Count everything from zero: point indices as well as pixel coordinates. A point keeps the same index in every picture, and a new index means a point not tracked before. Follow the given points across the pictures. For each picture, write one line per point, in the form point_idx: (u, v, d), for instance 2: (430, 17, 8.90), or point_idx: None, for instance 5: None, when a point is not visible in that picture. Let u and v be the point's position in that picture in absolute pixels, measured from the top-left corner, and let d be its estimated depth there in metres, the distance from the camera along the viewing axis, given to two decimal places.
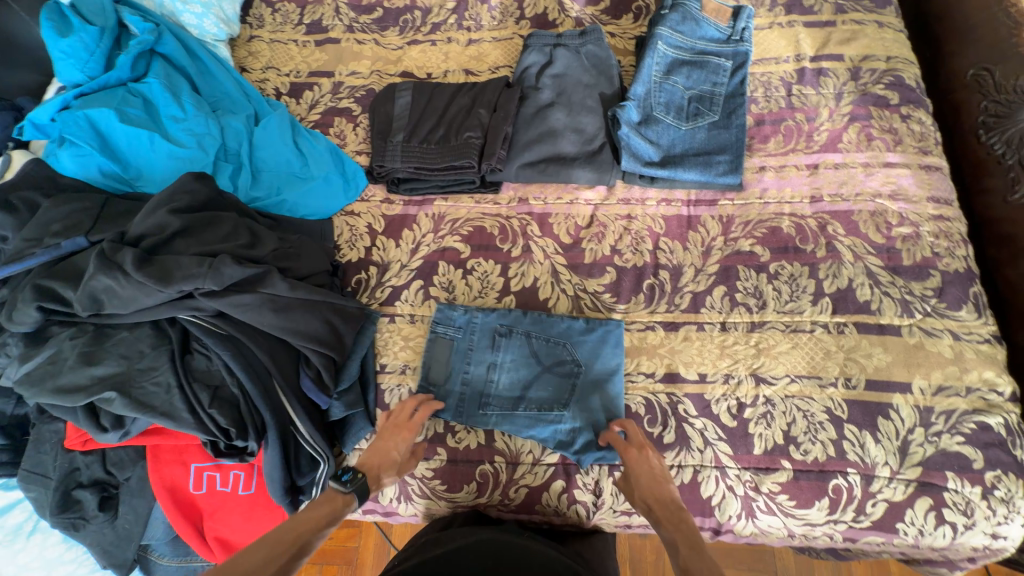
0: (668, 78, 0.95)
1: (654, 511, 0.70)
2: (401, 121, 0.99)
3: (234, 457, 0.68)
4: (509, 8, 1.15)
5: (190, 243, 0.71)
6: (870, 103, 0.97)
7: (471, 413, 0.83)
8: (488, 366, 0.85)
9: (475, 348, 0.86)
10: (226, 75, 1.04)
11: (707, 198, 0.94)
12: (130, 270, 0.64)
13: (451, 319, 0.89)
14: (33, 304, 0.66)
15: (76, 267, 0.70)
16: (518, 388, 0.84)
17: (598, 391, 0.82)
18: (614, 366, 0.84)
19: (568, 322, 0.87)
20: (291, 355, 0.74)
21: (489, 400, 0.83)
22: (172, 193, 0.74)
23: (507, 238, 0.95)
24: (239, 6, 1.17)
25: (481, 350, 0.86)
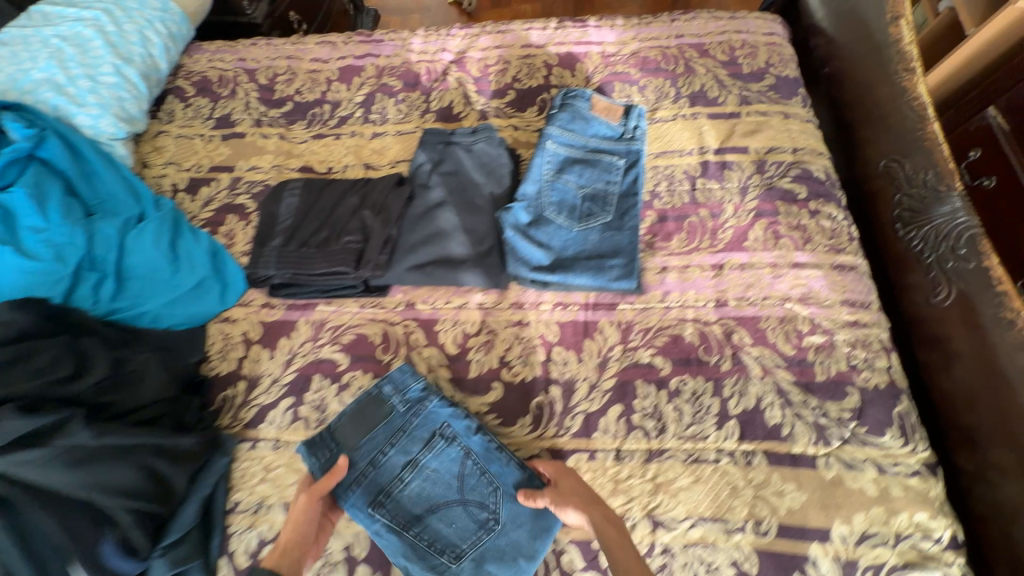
0: (560, 176, 0.90)
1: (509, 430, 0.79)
2: (284, 224, 0.94)
3: None
4: (415, 102, 1.14)
5: None
6: (777, 197, 0.93)
7: (359, 505, 0.71)
8: (408, 462, 0.74)
9: (407, 434, 0.75)
10: (112, 175, 1.00)
11: (606, 301, 0.87)
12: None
13: (408, 386, 0.78)
14: None
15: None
16: (423, 505, 0.72)
17: (503, 563, 0.68)
18: (532, 553, 0.69)
19: (515, 466, 0.73)
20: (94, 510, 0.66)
21: (388, 500, 0.71)
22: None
23: (389, 348, 0.87)
24: (148, 103, 1.17)
25: (412, 442, 0.75)
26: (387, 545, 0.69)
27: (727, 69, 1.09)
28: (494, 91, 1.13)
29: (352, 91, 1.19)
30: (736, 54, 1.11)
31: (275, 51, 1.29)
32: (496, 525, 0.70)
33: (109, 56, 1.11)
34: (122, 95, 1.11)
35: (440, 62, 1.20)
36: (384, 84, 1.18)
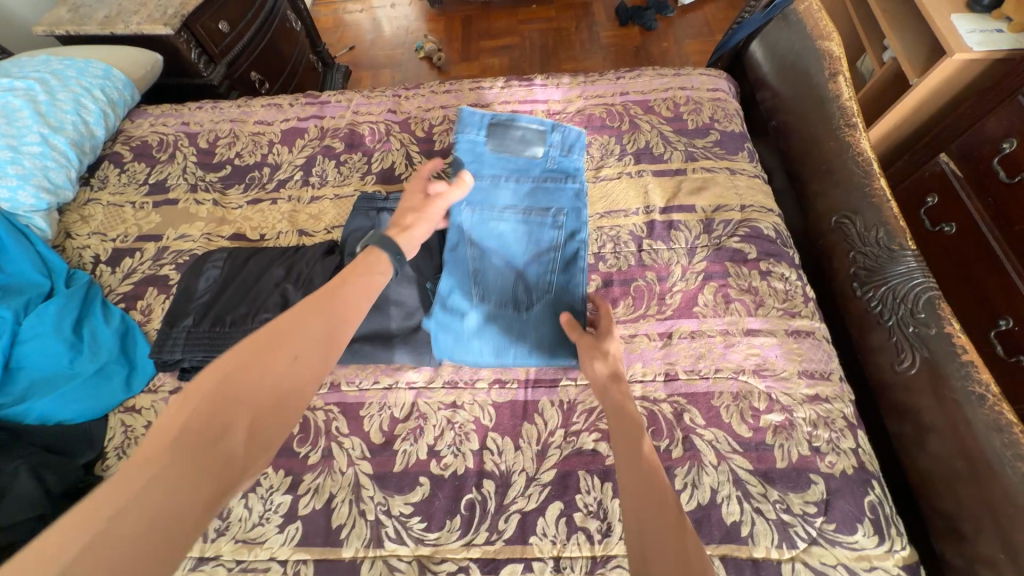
0: (498, 238, 0.83)
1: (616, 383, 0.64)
2: (201, 301, 0.87)
3: None
4: (357, 163, 1.10)
5: None
6: (726, 258, 0.88)
7: (472, 190, 0.85)
8: (520, 210, 0.84)
9: (537, 200, 0.85)
10: (22, 250, 0.93)
11: (547, 377, 0.81)
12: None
13: (564, 169, 0.87)
14: None
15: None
16: (497, 242, 0.83)
17: (511, 336, 0.78)
18: (543, 350, 0.77)
19: (584, 283, 0.80)
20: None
21: (490, 213, 0.84)
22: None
23: (307, 439, 0.78)
24: (77, 171, 1.13)
25: (534, 209, 0.85)
26: (474, 164, 0.87)
27: (672, 126, 1.07)
28: (437, 151, 1.10)
29: (294, 153, 1.16)
30: (681, 110, 1.10)
31: (219, 114, 1.27)
32: (525, 311, 0.79)
33: (37, 125, 1.06)
34: (47, 165, 1.06)
35: (385, 123, 1.18)
36: (326, 146, 1.15)
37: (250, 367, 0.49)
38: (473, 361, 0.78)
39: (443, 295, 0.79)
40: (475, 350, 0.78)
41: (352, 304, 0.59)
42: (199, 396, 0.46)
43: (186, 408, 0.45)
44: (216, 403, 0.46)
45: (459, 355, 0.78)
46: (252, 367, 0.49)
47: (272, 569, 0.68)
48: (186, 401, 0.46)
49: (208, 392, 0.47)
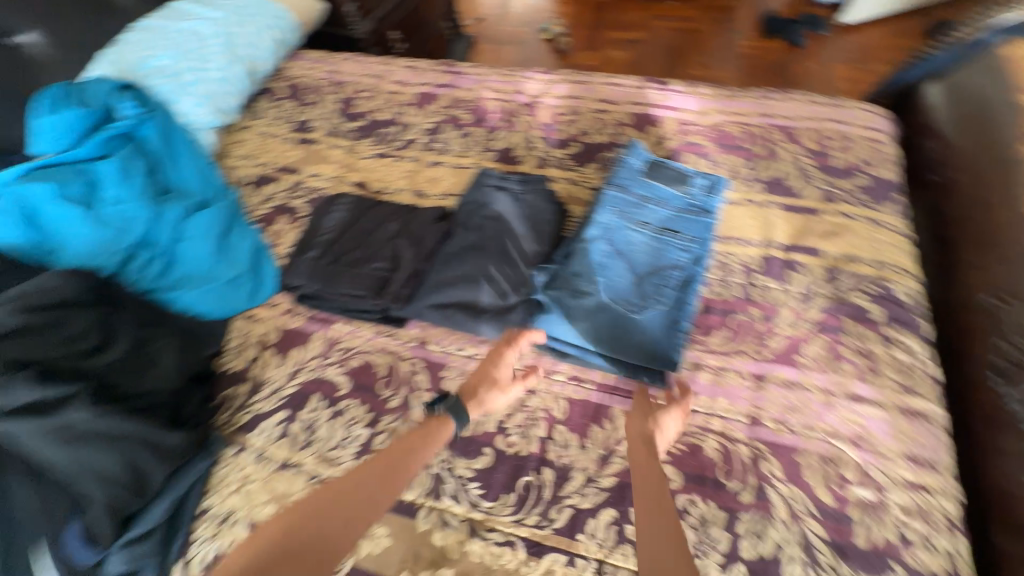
0: (618, 247, 0.81)
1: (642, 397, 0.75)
2: (324, 237, 0.96)
3: None
4: (480, 138, 1.15)
5: (22, 347, 0.69)
6: (845, 313, 0.81)
7: (611, 188, 0.85)
8: (651, 221, 0.83)
9: (670, 220, 0.83)
10: (192, 162, 1.08)
11: (625, 387, 0.80)
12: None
13: (708, 198, 0.85)
14: None
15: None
16: (618, 242, 0.82)
17: (607, 333, 0.77)
18: (633, 354, 0.76)
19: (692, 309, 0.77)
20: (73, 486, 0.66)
21: (620, 214, 0.83)
22: (33, 292, 0.74)
23: (391, 383, 0.85)
24: (242, 99, 1.28)
25: (665, 228, 0.82)
26: (628, 165, 0.87)
27: (813, 160, 1.00)
28: (558, 139, 1.11)
29: (423, 117, 1.23)
30: (827, 145, 1.01)
31: (364, 68, 1.37)
32: (635, 311, 0.77)
33: (221, 54, 1.23)
34: (223, 89, 1.22)
35: (512, 103, 1.20)
36: (454, 116, 1.20)
37: (302, 525, 0.59)
38: (574, 341, 0.78)
39: (569, 264, 0.82)
40: (581, 329, 0.77)
41: (407, 460, 0.68)
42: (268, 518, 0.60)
43: (239, 561, 0.56)
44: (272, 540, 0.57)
45: (564, 332, 0.78)
46: (304, 526, 0.59)
47: None
48: (247, 550, 0.57)
49: (263, 545, 0.57)
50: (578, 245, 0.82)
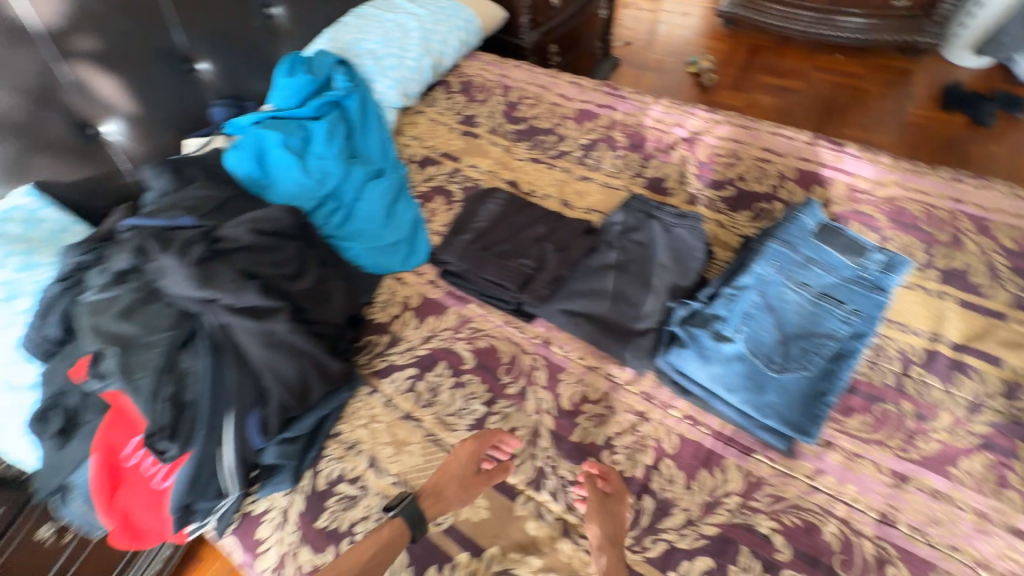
0: (772, 301, 0.80)
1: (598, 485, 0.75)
2: (478, 224, 1.05)
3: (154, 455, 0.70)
4: (633, 163, 1.18)
5: (249, 259, 0.83)
6: (1020, 437, 0.73)
7: (777, 242, 0.83)
8: (814, 285, 0.80)
9: (836, 289, 0.80)
10: (378, 135, 1.24)
11: (743, 442, 0.78)
12: (183, 265, 0.76)
13: (884, 276, 0.80)
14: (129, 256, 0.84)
15: (163, 240, 0.86)
16: (774, 297, 0.80)
17: (741, 382, 0.76)
18: (764, 412, 0.74)
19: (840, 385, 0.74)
20: (261, 382, 0.77)
21: (782, 270, 0.81)
22: (262, 216, 0.88)
23: (512, 372, 0.91)
24: (423, 87, 1.43)
25: (828, 295, 0.79)
26: (798, 222, 0.85)
27: (1007, 261, 0.90)
28: (712, 180, 1.11)
29: (580, 132, 1.29)
30: None
31: (532, 77, 1.47)
32: (774, 370, 0.76)
33: (418, 47, 1.40)
34: (412, 76, 1.38)
35: (671, 135, 1.22)
36: (610, 136, 1.25)
37: None
38: (703, 382, 0.78)
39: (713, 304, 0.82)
40: (713, 373, 0.77)
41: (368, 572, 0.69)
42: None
43: None
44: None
45: (694, 371, 0.78)
46: None
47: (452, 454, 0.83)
48: None
49: None
50: (727, 291, 0.82)
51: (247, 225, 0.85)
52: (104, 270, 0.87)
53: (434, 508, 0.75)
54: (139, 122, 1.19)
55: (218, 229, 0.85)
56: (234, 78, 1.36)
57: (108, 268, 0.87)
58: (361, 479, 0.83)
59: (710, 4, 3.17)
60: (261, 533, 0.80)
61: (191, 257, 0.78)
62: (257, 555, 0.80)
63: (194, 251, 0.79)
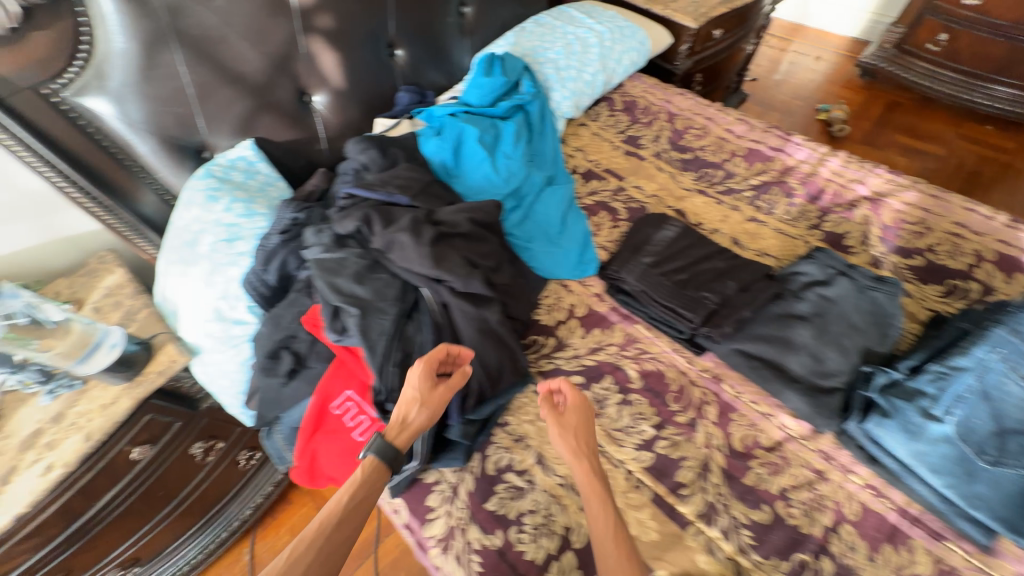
0: (996, 390, 0.76)
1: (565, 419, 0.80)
2: (654, 248, 1.07)
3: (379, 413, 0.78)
4: (809, 213, 1.16)
5: (465, 247, 0.89)
6: None
7: (1001, 331, 0.80)
8: None
9: None
10: (553, 143, 1.28)
11: (933, 525, 0.76)
12: (418, 244, 0.84)
13: None
14: (356, 221, 0.91)
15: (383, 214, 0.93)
16: (997, 386, 0.77)
17: (948, 466, 0.74)
18: (974, 502, 0.72)
19: None
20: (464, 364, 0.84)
21: (1008, 360, 0.78)
22: (477, 207, 0.94)
23: (680, 400, 0.92)
24: (591, 101, 1.47)
25: None
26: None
27: None
28: (898, 246, 1.08)
29: (750, 172, 1.28)
30: None
31: (698, 108, 1.47)
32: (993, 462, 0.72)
33: (596, 62, 1.44)
34: (586, 89, 1.42)
35: (851, 191, 1.19)
36: (784, 182, 1.23)
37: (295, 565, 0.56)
38: (903, 457, 0.76)
39: (919, 382, 0.80)
40: (918, 450, 0.75)
41: (362, 503, 0.65)
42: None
43: None
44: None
45: (896, 444, 0.77)
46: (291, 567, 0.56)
47: (619, 469, 0.85)
48: None
49: None
50: (939, 368, 0.80)
51: (463, 212, 0.91)
52: (325, 230, 0.95)
53: (403, 438, 0.71)
54: (342, 96, 1.29)
55: (436, 213, 0.92)
56: (419, 67, 1.45)
57: (330, 229, 0.95)
58: (528, 472, 0.86)
59: (847, 52, 3.06)
60: (431, 502, 0.85)
61: (423, 238, 0.85)
62: (425, 521, 0.84)
63: (425, 232, 0.85)
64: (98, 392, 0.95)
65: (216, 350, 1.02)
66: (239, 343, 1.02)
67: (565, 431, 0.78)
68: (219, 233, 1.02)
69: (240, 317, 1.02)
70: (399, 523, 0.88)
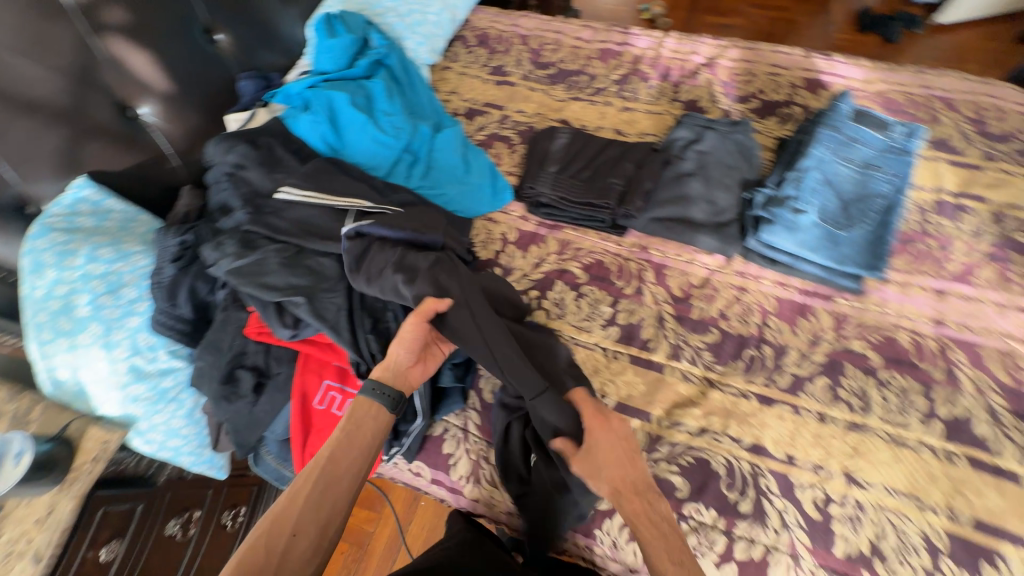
0: (827, 176, 0.98)
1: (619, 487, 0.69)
2: (555, 157, 1.15)
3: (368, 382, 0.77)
4: (665, 91, 1.32)
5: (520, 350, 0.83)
6: (1011, 248, 0.98)
7: (820, 131, 1.02)
8: (855, 157, 0.99)
9: (873, 159, 0.99)
10: (426, 90, 1.26)
11: (824, 292, 0.98)
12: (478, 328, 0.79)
13: (910, 140, 1.00)
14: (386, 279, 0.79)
15: (412, 265, 0.81)
16: (828, 174, 0.98)
17: (818, 245, 0.95)
18: (840, 263, 0.94)
19: (890, 230, 0.95)
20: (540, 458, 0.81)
21: (829, 150, 1.00)
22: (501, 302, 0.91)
23: (623, 276, 1.03)
24: (445, 43, 1.46)
25: (861, 160, 0.99)
26: (837, 110, 1.03)
27: (973, 126, 1.17)
28: (738, 96, 1.28)
29: (609, 70, 1.40)
30: (984, 115, 1.19)
31: (544, 25, 1.53)
32: (844, 229, 0.95)
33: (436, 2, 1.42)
34: (436, 32, 1.41)
35: (691, 63, 1.37)
36: (638, 70, 1.37)
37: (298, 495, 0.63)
38: (792, 248, 0.96)
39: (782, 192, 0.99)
40: (799, 239, 0.95)
41: (359, 430, 0.70)
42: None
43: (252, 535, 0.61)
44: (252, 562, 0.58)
45: (784, 242, 0.96)
46: (297, 495, 0.63)
47: (596, 350, 0.95)
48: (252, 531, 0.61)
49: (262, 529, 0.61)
50: (794, 174, 0.99)
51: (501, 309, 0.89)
52: (228, 240, 0.87)
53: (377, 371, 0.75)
54: (175, 101, 1.13)
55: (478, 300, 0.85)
56: (249, 50, 1.30)
57: (231, 237, 0.87)
58: None
59: None
60: (448, 449, 0.89)
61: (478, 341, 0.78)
62: (449, 467, 0.88)
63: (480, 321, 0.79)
64: (25, 509, 0.78)
65: (153, 417, 0.91)
66: (174, 395, 0.94)
67: (604, 472, 0.71)
68: (95, 287, 0.87)
69: (163, 368, 0.93)
70: (426, 482, 0.91)
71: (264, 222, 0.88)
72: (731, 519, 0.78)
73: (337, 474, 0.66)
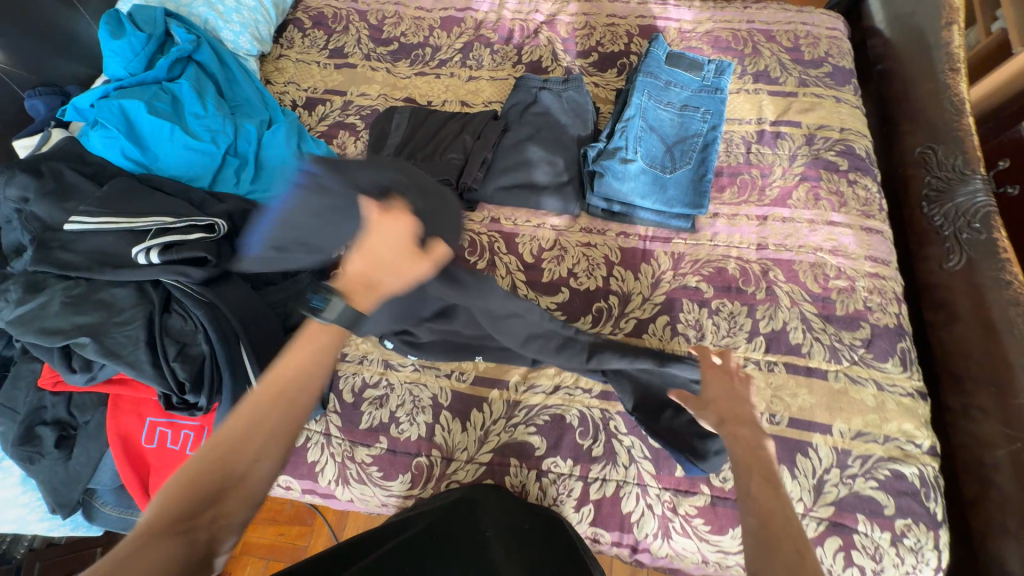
0: (649, 122, 1.02)
1: (726, 423, 0.66)
2: (394, 139, 1.11)
3: (184, 410, 0.76)
4: (508, 54, 1.29)
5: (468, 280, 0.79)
6: (821, 166, 1.06)
7: (636, 79, 1.05)
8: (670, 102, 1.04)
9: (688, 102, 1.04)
10: (250, 84, 1.16)
11: (663, 235, 1.02)
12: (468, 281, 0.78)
13: (720, 77, 1.06)
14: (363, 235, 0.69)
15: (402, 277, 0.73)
16: (650, 121, 1.03)
17: (647, 190, 0.99)
18: (669, 204, 0.99)
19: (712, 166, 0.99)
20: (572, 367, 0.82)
21: (648, 96, 1.04)
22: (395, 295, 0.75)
23: (475, 252, 1.03)
24: (274, 29, 1.34)
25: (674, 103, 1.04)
26: (652, 56, 1.07)
27: (790, 55, 1.22)
28: (578, 52, 1.28)
29: (452, 39, 1.34)
30: (800, 43, 1.24)
31: None
32: (669, 172, 1.00)
33: None
34: (258, 18, 1.28)
35: (533, 22, 1.34)
36: (481, 36, 1.33)
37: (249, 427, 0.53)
38: (624, 198, 0.99)
39: (611, 144, 1.01)
40: (629, 188, 0.98)
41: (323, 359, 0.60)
42: (194, 542, 0.47)
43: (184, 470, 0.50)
44: (195, 500, 0.48)
45: (616, 192, 0.98)
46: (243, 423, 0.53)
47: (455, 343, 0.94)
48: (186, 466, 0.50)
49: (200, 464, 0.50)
50: (620, 125, 1.02)
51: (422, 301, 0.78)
52: (11, 285, 0.77)
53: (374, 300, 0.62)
54: None
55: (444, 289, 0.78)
56: (36, 63, 1.12)
57: (14, 281, 0.78)
58: (383, 379, 0.91)
59: None
60: (312, 456, 0.88)
61: (461, 282, 0.73)
62: (316, 475, 0.87)
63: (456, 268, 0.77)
64: None
65: None
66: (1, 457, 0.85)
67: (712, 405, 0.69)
68: None
69: None
70: (299, 494, 0.90)
71: (49, 258, 0.78)
72: (586, 464, 0.83)
73: (299, 407, 0.56)
